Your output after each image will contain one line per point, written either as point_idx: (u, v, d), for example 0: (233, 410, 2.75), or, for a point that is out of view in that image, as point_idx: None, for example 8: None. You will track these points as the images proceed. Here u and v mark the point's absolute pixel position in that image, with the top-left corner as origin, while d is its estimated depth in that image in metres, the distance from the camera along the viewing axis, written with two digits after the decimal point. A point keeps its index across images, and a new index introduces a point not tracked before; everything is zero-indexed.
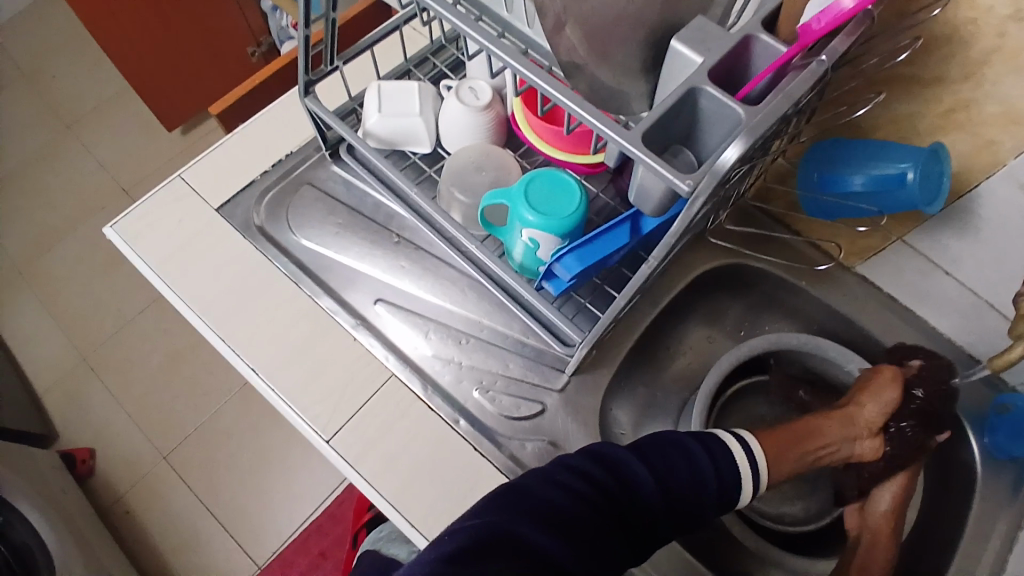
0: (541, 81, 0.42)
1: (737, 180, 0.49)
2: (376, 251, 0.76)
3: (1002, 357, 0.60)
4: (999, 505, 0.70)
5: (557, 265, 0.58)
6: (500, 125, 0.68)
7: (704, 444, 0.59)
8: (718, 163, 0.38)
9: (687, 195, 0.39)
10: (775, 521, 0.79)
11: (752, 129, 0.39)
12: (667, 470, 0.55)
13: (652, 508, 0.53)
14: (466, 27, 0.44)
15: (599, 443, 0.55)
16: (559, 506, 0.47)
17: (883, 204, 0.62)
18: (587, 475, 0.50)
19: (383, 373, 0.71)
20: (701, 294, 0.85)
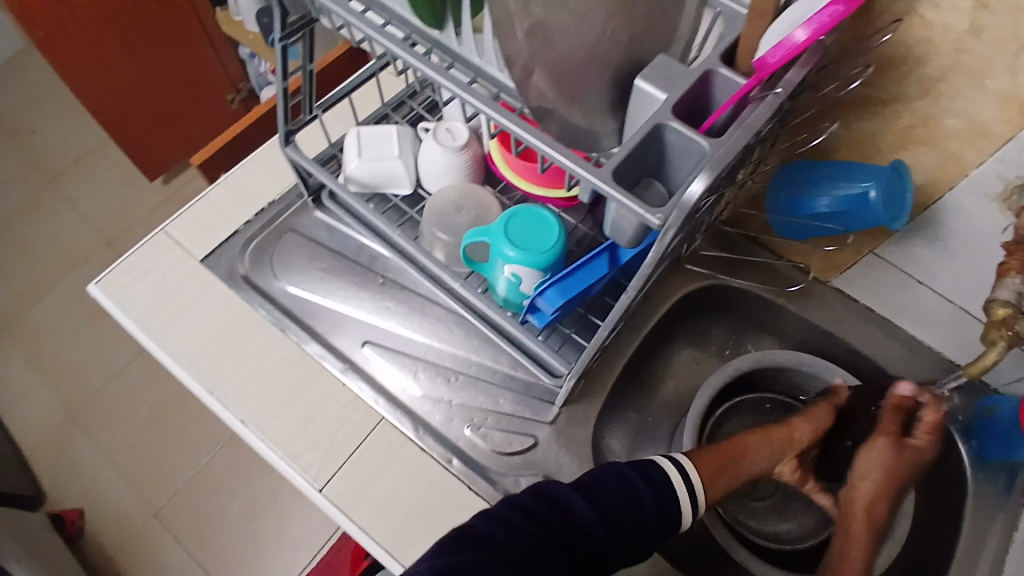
0: (519, 129, 0.45)
1: (707, 208, 0.51)
2: (363, 293, 0.77)
3: (977, 362, 0.60)
4: (993, 507, 0.71)
5: (540, 299, 0.59)
6: (477, 163, 0.70)
7: (647, 474, 0.58)
8: (686, 197, 0.40)
9: (659, 228, 0.41)
10: (768, 537, 0.79)
11: (716, 162, 0.40)
12: (608, 502, 0.55)
13: (594, 543, 0.53)
14: (450, 84, 0.47)
15: (539, 480, 0.56)
16: (504, 547, 0.48)
17: (850, 222, 0.64)
18: (531, 514, 0.52)
19: (374, 416, 0.72)
20: (685, 317, 0.87)
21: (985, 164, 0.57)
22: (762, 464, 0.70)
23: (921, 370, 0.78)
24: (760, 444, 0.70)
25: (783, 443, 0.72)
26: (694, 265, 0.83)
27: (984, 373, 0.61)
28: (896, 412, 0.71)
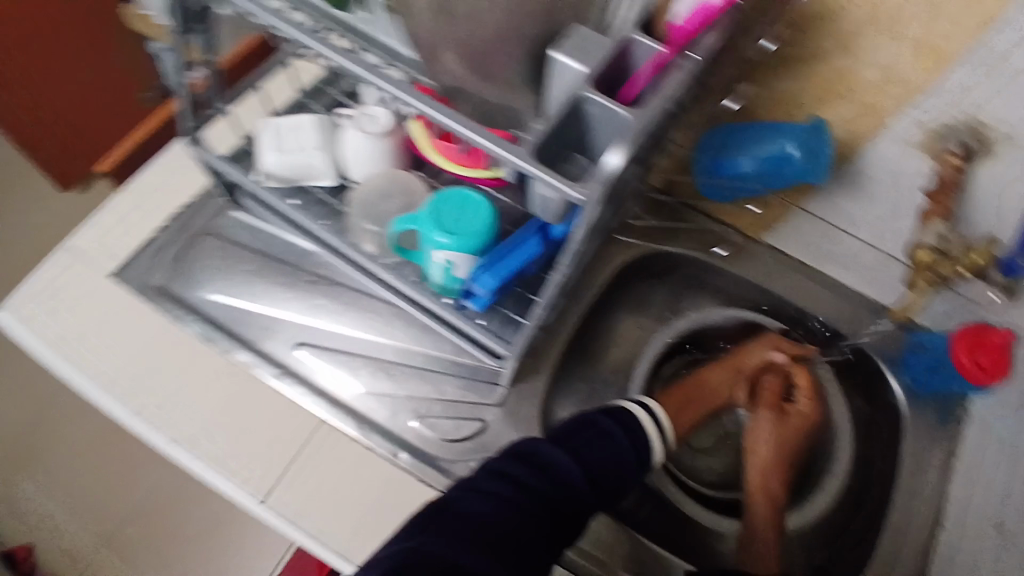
0: (441, 114, 0.44)
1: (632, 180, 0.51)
2: (291, 293, 0.75)
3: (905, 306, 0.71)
4: (931, 436, 0.75)
5: (474, 284, 0.59)
6: (402, 148, 0.67)
7: (619, 420, 0.60)
8: (602, 167, 0.40)
9: (581, 204, 0.40)
10: (722, 490, 0.82)
11: (629, 134, 0.40)
12: (587, 453, 0.56)
13: (578, 496, 0.54)
14: (367, 73, 0.45)
15: (519, 440, 0.55)
16: (488, 518, 0.48)
17: (772, 180, 0.65)
18: (512, 479, 0.51)
19: (312, 421, 0.72)
20: (625, 284, 0.87)
21: (903, 114, 0.59)
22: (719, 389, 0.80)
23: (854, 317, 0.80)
24: (717, 375, 0.80)
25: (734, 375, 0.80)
26: (626, 234, 0.82)
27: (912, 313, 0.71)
28: (774, 383, 0.79)
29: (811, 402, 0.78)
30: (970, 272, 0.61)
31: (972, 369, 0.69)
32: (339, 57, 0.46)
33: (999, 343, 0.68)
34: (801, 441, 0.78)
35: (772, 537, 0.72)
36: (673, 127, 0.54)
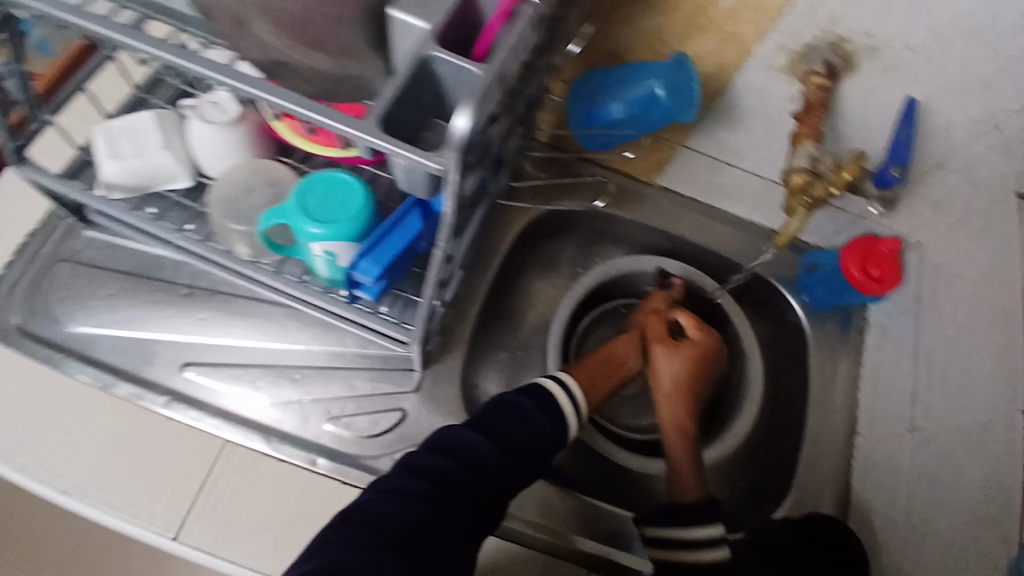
0: (279, 99, 0.40)
1: (499, 140, 0.48)
2: (166, 310, 0.71)
3: (783, 233, 0.65)
4: (834, 349, 0.77)
5: (356, 272, 0.55)
6: (259, 133, 0.63)
7: (536, 398, 0.58)
8: (452, 134, 0.36)
9: (441, 173, 0.38)
10: (649, 432, 0.82)
11: (475, 93, 0.37)
12: (504, 432, 0.55)
13: (499, 477, 0.53)
14: (187, 62, 0.40)
15: (436, 431, 0.54)
16: (404, 517, 0.47)
17: (645, 123, 0.64)
18: (428, 473, 0.50)
19: (215, 443, 0.67)
20: (530, 246, 0.85)
21: (764, 39, 0.58)
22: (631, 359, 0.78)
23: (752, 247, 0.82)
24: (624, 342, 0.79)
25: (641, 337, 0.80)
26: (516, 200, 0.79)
27: (792, 240, 0.65)
28: (657, 318, 0.79)
29: (700, 330, 0.77)
30: (839, 189, 0.59)
31: (865, 281, 0.71)
32: (152, 49, 0.41)
33: (886, 253, 0.71)
34: (705, 373, 0.77)
35: (696, 472, 0.71)
36: (537, 79, 0.51)
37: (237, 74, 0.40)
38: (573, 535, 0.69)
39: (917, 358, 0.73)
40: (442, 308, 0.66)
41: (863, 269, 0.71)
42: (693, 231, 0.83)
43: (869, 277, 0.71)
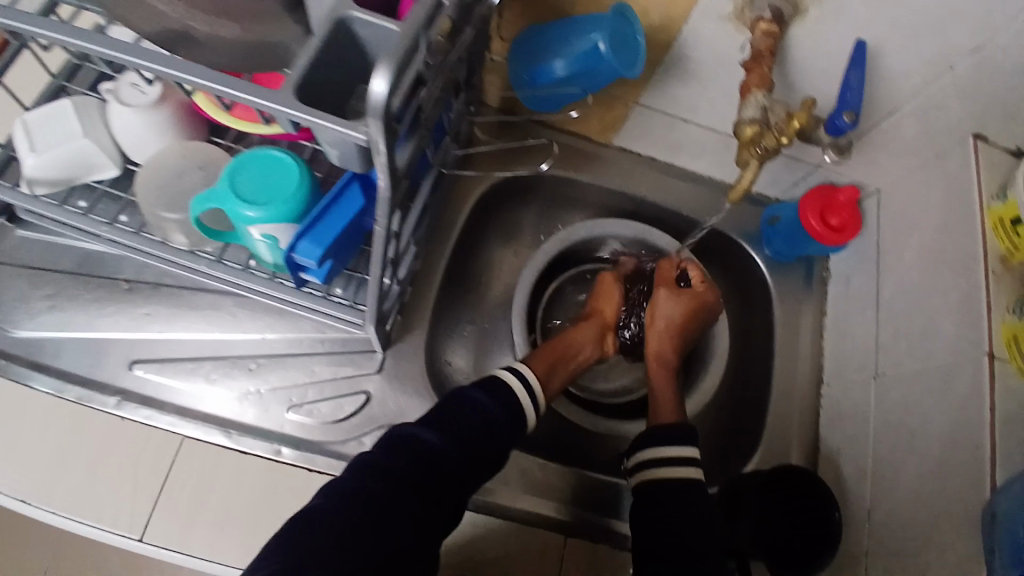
0: (188, 75, 0.37)
1: (427, 106, 0.45)
2: (108, 308, 0.70)
3: (735, 190, 0.63)
4: (799, 297, 0.81)
5: (296, 256, 0.52)
6: (184, 114, 0.63)
7: (490, 389, 0.59)
8: (371, 101, 0.33)
9: (367, 143, 0.36)
10: (619, 395, 0.82)
11: (392, 55, 0.34)
12: (454, 428, 0.55)
13: (449, 472, 0.53)
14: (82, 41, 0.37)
15: (393, 428, 0.55)
16: (352, 516, 0.47)
17: (590, 80, 0.61)
18: (377, 471, 0.51)
19: (173, 440, 0.65)
20: (489, 215, 0.82)
21: None
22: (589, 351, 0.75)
23: (706, 201, 0.83)
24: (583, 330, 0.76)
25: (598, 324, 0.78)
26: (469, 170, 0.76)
27: (746, 195, 0.64)
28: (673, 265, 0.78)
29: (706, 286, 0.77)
30: (790, 139, 0.57)
31: (824, 231, 0.71)
32: (45, 31, 0.39)
33: (845, 202, 0.71)
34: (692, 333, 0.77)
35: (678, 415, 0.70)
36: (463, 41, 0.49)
37: (137, 51, 0.37)
38: (553, 502, 0.71)
39: (879, 306, 0.73)
40: (396, 286, 0.64)
41: (821, 219, 0.72)
42: (648, 193, 0.82)
43: (828, 227, 0.72)
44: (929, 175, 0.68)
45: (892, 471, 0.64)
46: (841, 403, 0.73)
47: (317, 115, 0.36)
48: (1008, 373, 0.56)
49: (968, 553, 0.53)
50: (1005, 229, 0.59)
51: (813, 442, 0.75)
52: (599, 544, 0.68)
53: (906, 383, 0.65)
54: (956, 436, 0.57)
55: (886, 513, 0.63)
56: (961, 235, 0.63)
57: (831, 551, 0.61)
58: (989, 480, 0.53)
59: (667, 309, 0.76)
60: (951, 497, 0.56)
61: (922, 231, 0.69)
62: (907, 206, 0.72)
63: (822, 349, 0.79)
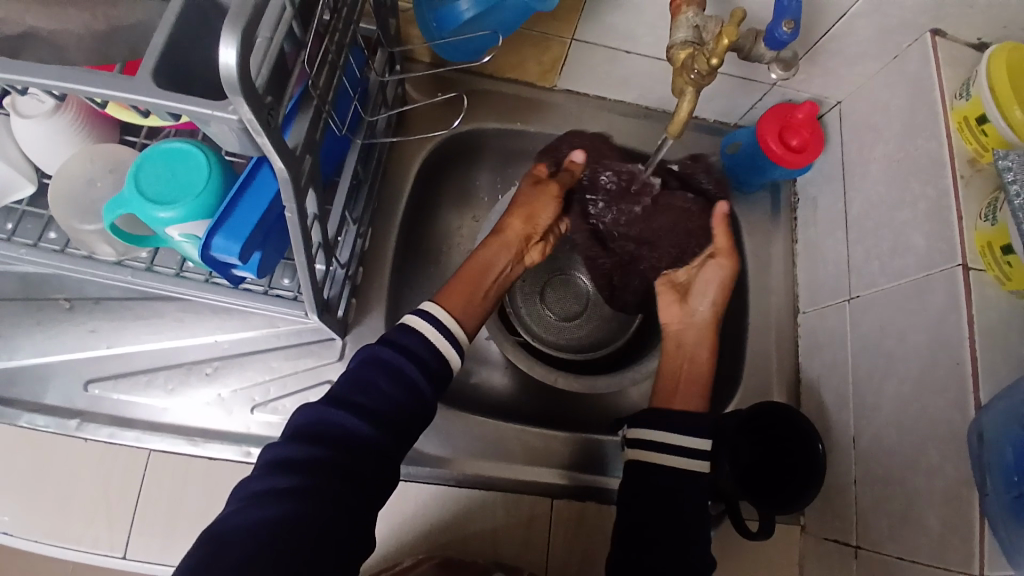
0: (38, 78, 0.36)
1: (316, 74, 0.43)
2: (53, 329, 0.67)
3: (674, 122, 0.54)
4: (765, 226, 0.78)
5: (214, 253, 0.50)
6: (90, 117, 0.59)
7: (404, 348, 0.57)
8: (225, 75, 0.32)
9: (241, 122, 0.35)
10: (592, 348, 0.79)
11: (237, 18, 0.32)
12: (373, 401, 0.53)
13: (373, 448, 0.52)
14: None
15: (302, 411, 0.53)
16: (275, 521, 0.46)
17: (499, 19, 0.56)
18: (295, 464, 0.49)
19: (140, 455, 0.64)
20: (438, 180, 0.79)
21: None
22: (507, 270, 0.70)
23: (658, 137, 0.78)
24: (499, 248, 0.70)
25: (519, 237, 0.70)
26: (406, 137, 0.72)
27: (686, 126, 0.55)
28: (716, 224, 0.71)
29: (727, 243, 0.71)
30: (719, 60, 0.48)
31: (785, 154, 0.68)
32: None
33: (804, 119, 0.66)
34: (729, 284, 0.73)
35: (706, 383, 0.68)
36: (355, 8, 0.49)
37: None
38: (555, 469, 0.68)
39: (847, 225, 0.69)
40: (339, 270, 0.62)
41: (781, 141, 0.68)
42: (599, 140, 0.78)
43: (789, 149, 0.68)
44: (891, 79, 0.65)
45: (874, 396, 0.62)
46: (818, 330, 0.71)
47: (186, 97, 0.36)
48: (984, 282, 0.54)
49: (958, 474, 0.52)
50: (970, 129, 0.57)
51: (793, 373, 0.73)
52: (587, 501, 0.67)
53: (882, 303, 0.62)
54: (935, 353, 0.55)
55: (870, 439, 0.61)
56: (927, 139, 0.60)
57: (817, 484, 0.58)
58: (973, 396, 0.52)
59: (723, 278, 0.70)
60: (935, 417, 0.54)
61: (887, 140, 0.65)
62: (869, 115, 0.68)
63: (795, 276, 0.76)
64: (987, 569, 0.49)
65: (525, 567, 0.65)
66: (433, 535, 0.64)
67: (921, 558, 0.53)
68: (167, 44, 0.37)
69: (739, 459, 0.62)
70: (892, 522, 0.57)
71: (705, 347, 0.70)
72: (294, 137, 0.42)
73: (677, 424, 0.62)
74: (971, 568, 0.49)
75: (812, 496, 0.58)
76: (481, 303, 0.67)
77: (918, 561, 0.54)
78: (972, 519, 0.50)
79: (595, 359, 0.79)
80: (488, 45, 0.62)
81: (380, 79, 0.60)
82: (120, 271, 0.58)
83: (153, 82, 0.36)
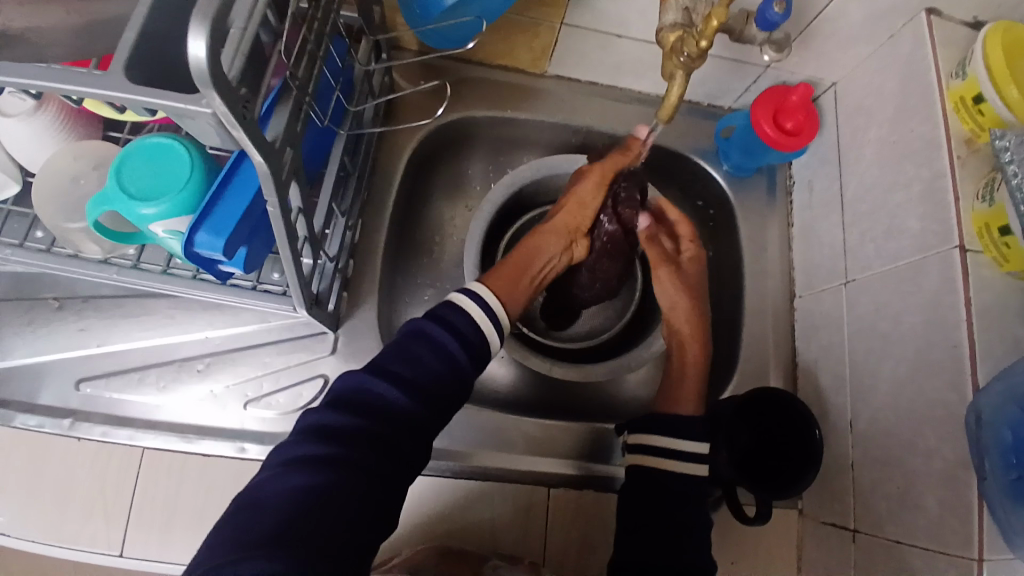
0: (12, 78, 0.35)
1: (296, 66, 0.42)
2: (43, 329, 0.66)
3: (665, 106, 0.54)
4: (760, 211, 0.77)
5: (199, 249, 0.50)
6: (73, 116, 0.58)
7: (446, 323, 0.56)
8: (195, 67, 0.31)
9: (215, 115, 0.35)
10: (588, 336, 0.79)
11: (206, 9, 0.31)
12: (413, 373, 0.52)
13: (411, 420, 0.51)
14: None
15: (341, 380, 0.51)
16: (313, 486, 0.44)
17: (484, 4, 0.55)
18: (334, 433, 0.48)
19: (134, 453, 0.64)
20: (429, 170, 0.77)
21: None
22: (557, 260, 0.70)
23: (651, 122, 0.77)
24: (549, 236, 0.69)
25: (567, 227, 0.70)
26: (396, 127, 0.72)
27: (677, 111, 0.54)
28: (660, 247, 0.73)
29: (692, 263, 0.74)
30: (708, 42, 0.46)
31: (779, 137, 0.67)
32: None
33: (798, 102, 0.65)
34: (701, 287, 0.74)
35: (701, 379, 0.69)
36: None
37: None
38: (552, 457, 0.68)
39: (843, 208, 0.69)
40: (329, 263, 0.62)
41: (775, 124, 0.67)
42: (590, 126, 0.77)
43: (783, 132, 0.67)
44: (885, 59, 0.64)
45: (870, 380, 0.61)
46: (814, 314, 0.70)
47: (158, 92, 0.35)
48: (981, 264, 0.53)
49: (955, 457, 0.51)
50: (967, 109, 0.56)
51: (789, 358, 0.72)
52: (585, 489, 0.67)
53: (878, 287, 0.62)
54: (931, 337, 0.55)
55: (867, 423, 0.61)
56: (921, 120, 0.59)
57: (815, 468, 0.58)
58: (970, 379, 0.51)
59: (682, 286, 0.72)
60: (932, 401, 0.54)
61: (881, 122, 0.64)
62: (864, 97, 0.67)
63: (790, 260, 0.75)
64: (986, 552, 0.49)
65: (523, 555, 0.65)
66: (432, 527, 0.64)
67: (920, 542, 0.53)
68: (140, 38, 0.36)
69: (738, 447, 0.61)
70: (890, 506, 0.57)
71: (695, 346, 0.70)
72: (273, 130, 0.41)
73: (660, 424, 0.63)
74: (971, 552, 0.49)
75: (813, 476, 0.57)
76: (525, 290, 0.66)
77: (917, 545, 0.53)
78: (970, 503, 0.50)
79: (593, 348, 0.78)
80: (473, 32, 0.60)
81: (365, 69, 0.60)
82: (107, 269, 0.57)
83: (124, 75, 0.36)
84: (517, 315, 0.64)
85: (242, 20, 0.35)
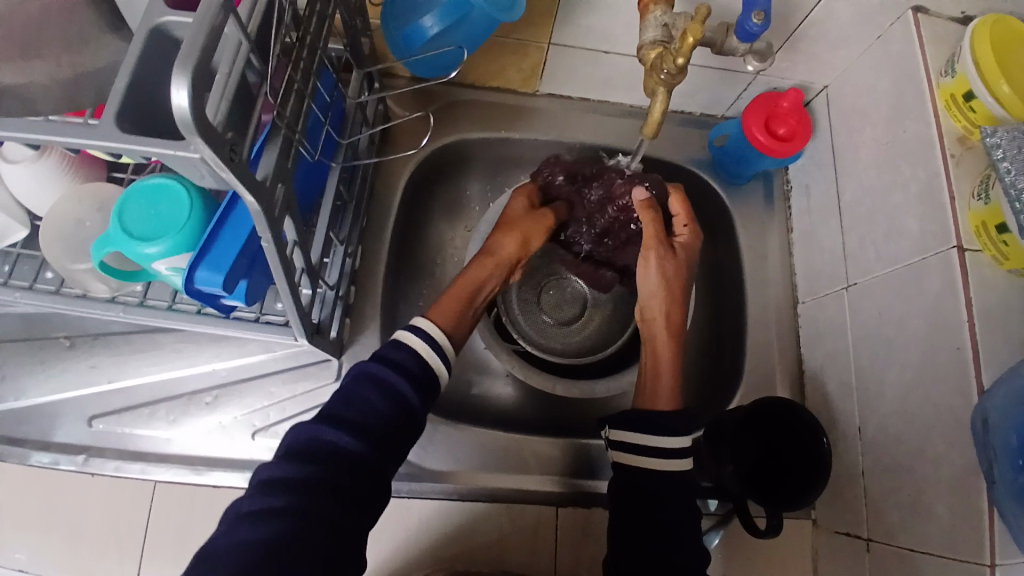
0: (11, 132, 0.37)
1: (283, 105, 0.43)
2: (55, 368, 0.68)
3: (649, 122, 0.54)
4: (759, 218, 0.77)
5: (198, 285, 0.51)
6: (76, 160, 0.60)
7: (390, 363, 0.56)
8: (178, 116, 0.32)
9: (203, 158, 0.35)
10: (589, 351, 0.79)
11: (187, 58, 0.32)
12: (363, 417, 0.53)
13: (366, 463, 0.51)
14: None
15: (294, 430, 0.51)
16: (269, 540, 0.44)
17: (467, 33, 0.56)
18: (286, 483, 0.47)
19: (146, 486, 0.65)
20: (426, 193, 0.78)
21: None
22: (490, 283, 0.69)
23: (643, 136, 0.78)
24: (479, 267, 0.69)
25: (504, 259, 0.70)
26: (391, 153, 0.73)
27: (660, 127, 0.54)
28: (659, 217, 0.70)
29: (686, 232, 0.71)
30: (684, 59, 0.47)
31: (773, 144, 0.67)
32: None
33: (790, 107, 0.65)
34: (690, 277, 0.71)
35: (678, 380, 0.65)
36: (320, 33, 0.49)
37: None
38: (557, 476, 0.67)
39: (841, 212, 0.68)
40: (329, 292, 0.63)
41: (767, 131, 0.67)
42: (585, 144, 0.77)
43: (775, 138, 0.67)
44: (875, 61, 0.64)
45: (876, 385, 0.61)
46: (819, 319, 0.70)
47: (150, 139, 0.36)
48: (981, 262, 0.53)
49: (964, 461, 0.50)
50: (957, 106, 0.56)
51: (795, 365, 0.72)
52: (592, 508, 0.67)
53: (880, 289, 0.61)
54: (935, 338, 0.54)
55: (875, 429, 0.60)
56: (913, 121, 0.59)
57: (823, 477, 0.57)
58: (975, 380, 0.50)
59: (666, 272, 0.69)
60: (939, 404, 0.53)
61: (875, 123, 0.64)
62: (856, 99, 0.67)
63: (792, 267, 0.75)
64: (998, 558, 0.48)
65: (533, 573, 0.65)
66: (440, 549, 0.65)
67: (933, 550, 0.52)
68: (129, 87, 0.37)
69: (741, 460, 0.61)
70: (902, 513, 0.56)
71: (669, 354, 0.67)
72: (263, 168, 0.42)
73: (654, 426, 0.60)
74: (983, 558, 0.48)
75: (821, 489, 0.57)
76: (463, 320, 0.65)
77: (929, 552, 0.53)
78: (981, 507, 0.49)
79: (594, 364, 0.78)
80: (458, 60, 0.61)
81: (356, 100, 0.61)
82: (113, 308, 0.58)
83: (116, 125, 0.37)
84: (460, 345, 0.64)
85: (226, 65, 0.36)
